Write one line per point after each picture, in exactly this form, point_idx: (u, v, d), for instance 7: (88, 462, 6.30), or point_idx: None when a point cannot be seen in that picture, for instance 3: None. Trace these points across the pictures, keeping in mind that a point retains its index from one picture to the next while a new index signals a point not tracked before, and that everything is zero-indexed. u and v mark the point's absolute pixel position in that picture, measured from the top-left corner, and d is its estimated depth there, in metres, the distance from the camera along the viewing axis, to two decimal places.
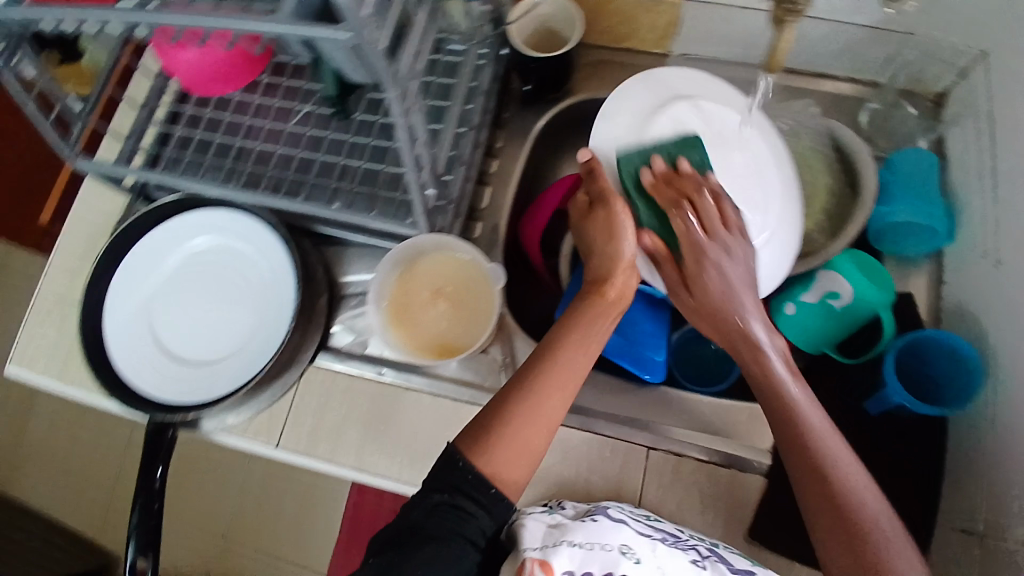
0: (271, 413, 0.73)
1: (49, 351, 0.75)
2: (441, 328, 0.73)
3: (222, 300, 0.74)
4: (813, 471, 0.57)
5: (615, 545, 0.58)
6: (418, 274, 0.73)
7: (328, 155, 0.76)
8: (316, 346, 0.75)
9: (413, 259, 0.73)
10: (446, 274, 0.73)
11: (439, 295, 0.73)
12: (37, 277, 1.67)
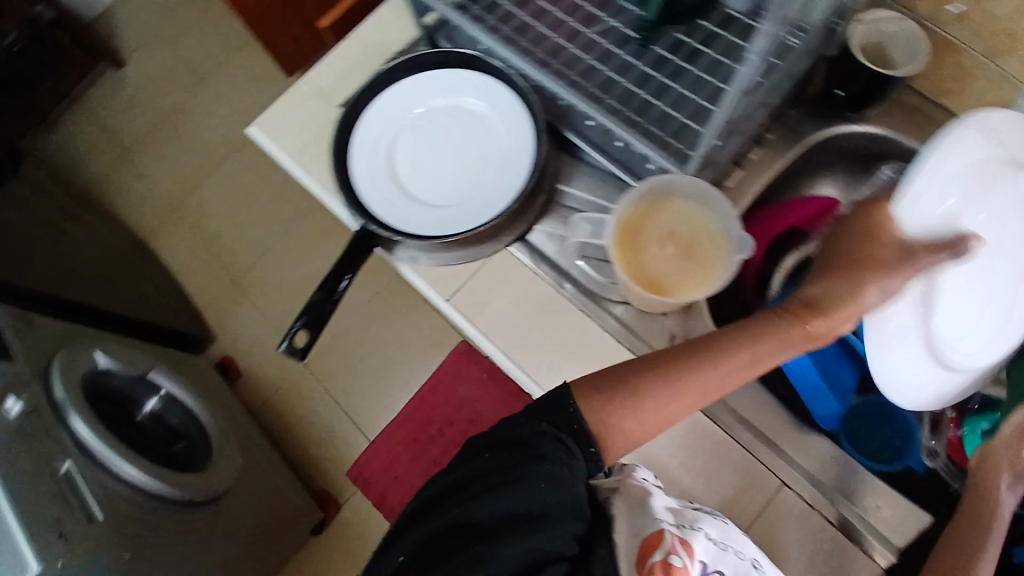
0: (455, 270, 0.77)
1: (292, 129, 0.83)
2: (667, 269, 0.60)
3: (460, 154, 0.77)
4: None
5: (747, 557, 0.59)
6: (670, 208, 0.61)
7: (614, 72, 0.72)
8: (516, 235, 0.76)
9: (675, 189, 0.61)
10: (701, 225, 0.61)
11: (679, 236, 0.61)
12: (256, 70, 1.73)
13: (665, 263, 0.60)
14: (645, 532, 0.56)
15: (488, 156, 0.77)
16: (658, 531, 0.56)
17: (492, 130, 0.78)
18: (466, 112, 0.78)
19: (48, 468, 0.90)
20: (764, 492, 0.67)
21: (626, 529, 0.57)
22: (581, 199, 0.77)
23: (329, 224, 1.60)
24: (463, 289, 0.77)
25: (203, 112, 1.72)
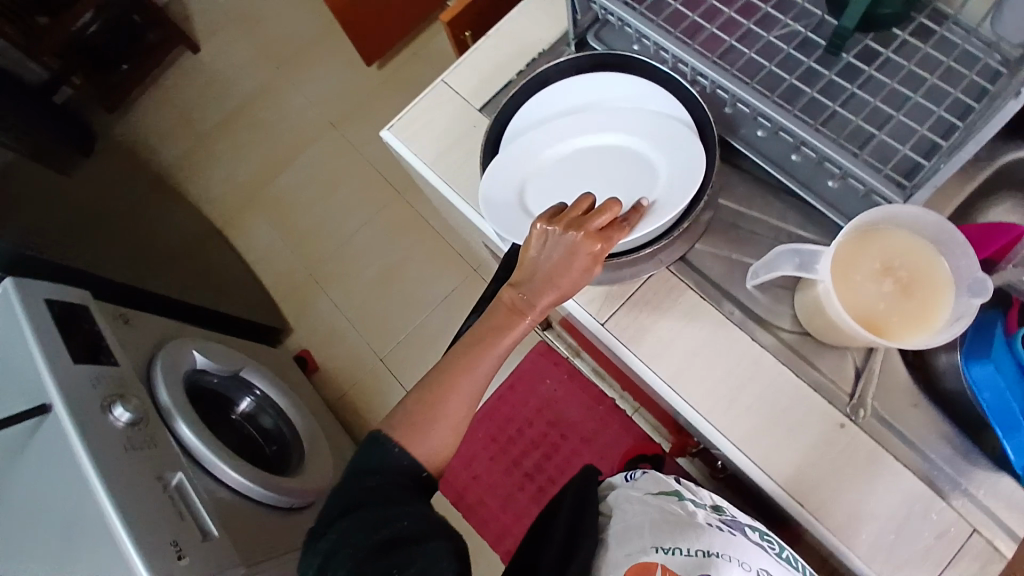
0: (610, 290, 0.72)
1: (429, 136, 0.80)
2: (885, 307, 0.56)
3: (616, 155, 0.70)
4: None
5: (754, 567, 0.50)
6: (895, 243, 0.57)
7: (798, 82, 0.67)
8: (679, 254, 0.71)
9: (898, 224, 0.57)
10: (924, 270, 0.56)
11: (890, 272, 0.57)
12: (338, 62, 1.73)
13: (884, 300, 0.56)
14: (635, 556, 0.52)
15: (642, 174, 0.68)
16: (646, 560, 0.51)
17: (643, 148, 0.69)
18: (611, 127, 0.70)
19: (159, 479, 0.86)
20: (959, 542, 0.61)
21: (619, 549, 0.54)
22: (743, 216, 0.72)
23: (407, 217, 1.57)
24: (620, 313, 0.72)
25: (284, 102, 1.73)
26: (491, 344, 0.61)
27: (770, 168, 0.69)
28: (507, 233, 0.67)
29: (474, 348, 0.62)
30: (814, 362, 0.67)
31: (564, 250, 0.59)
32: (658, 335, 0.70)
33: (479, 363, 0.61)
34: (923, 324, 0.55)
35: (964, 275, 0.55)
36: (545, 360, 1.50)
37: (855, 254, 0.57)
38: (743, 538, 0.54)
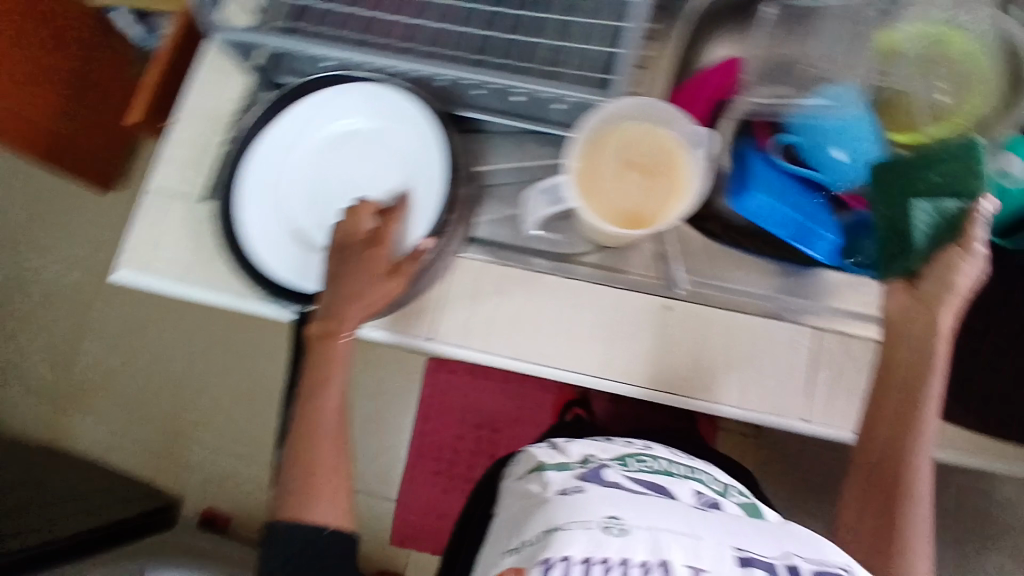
0: (422, 305, 0.70)
1: (164, 251, 0.72)
2: (645, 199, 0.58)
3: (355, 157, 0.68)
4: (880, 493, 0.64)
5: (596, 519, 0.45)
6: (623, 136, 0.59)
7: (481, 30, 0.66)
8: (465, 238, 0.70)
9: (610, 118, 0.58)
10: (647, 141, 0.59)
11: (629, 166, 0.59)
12: (71, 202, 1.53)
13: (637, 192, 0.58)
14: (495, 566, 0.49)
15: (396, 177, 0.68)
16: (501, 569, 0.48)
17: (394, 148, 0.68)
18: (353, 139, 0.68)
19: None
20: (801, 352, 0.69)
21: (495, 545, 0.54)
22: (503, 172, 0.72)
23: (233, 319, 1.45)
24: (444, 320, 0.70)
25: (39, 276, 1.52)
26: (321, 405, 0.64)
27: (503, 120, 0.70)
28: (291, 274, 0.65)
29: (324, 377, 0.64)
30: (621, 264, 0.72)
31: (355, 260, 0.62)
32: (485, 322, 0.70)
33: (327, 387, 0.64)
34: (680, 187, 0.58)
35: (686, 132, 0.59)
36: (441, 372, 1.47)
37: (592, 174, 0.58)
38: (595, 489, 0.50)
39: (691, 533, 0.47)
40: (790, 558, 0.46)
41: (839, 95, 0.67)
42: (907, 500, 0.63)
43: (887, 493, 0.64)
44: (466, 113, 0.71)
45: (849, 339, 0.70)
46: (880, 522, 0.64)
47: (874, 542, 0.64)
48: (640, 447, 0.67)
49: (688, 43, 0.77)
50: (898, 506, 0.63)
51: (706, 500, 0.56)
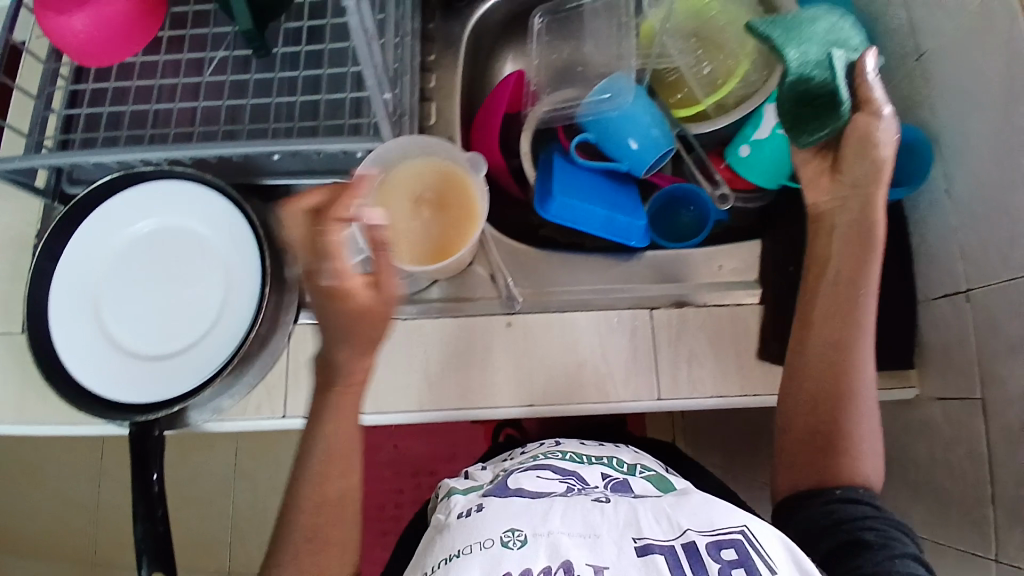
0: (267, 384, 0.69)
1: None
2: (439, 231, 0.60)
3: (162, 256, 0.70)
4: (813, 406, 0.59)
5: (493, 537, 0.46)
6: (403, 176, 0.60)
7: (257, 97, 0.68)
8: (295, 305, 0.71)
9: (383, 166, 0.59)
10: (426, 178, 0.60)
11: (416, 206, 0.60)
12: None
13: (431, 227, 0.60)
14: None
15: (205, 264, 0.70)
16: None
17: (200, 240, 0.70)
18: (157, 238, 0.70)
19: None
20: (649, 328, 0.69)
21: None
22: None
23: None
24: (289, 394, 0.69)
25: None
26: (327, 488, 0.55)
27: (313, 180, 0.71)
28: (113, 392, 0.67)
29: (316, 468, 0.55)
30: (465, 293, 0.72)
31: (340, 313, 0.49)
32: (335, 380, 0.68)
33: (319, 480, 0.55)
34: (467, 212, 0.60)
35: (459, 156, 0.61)
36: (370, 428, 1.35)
37: (384, 222, 0.60)
38: (494, 504, 0.51)
39: (592, 532, 0.47)
40: (687, 534, 0.46)
41: (609, 89, 0.72)
42: (846, 406, 0.59)
43: (821, 405, 0.59)
44: (274, 181, 0.71)
45: (686, 306, 0.69)
46: (819, 439, 0.58)
47: (821, 464, 0.58)
48: (548, 447, 0.69)
49: (476, 64, 0.80)
50: (843, 415, 0.58)
51: (624, 488, 0.57)
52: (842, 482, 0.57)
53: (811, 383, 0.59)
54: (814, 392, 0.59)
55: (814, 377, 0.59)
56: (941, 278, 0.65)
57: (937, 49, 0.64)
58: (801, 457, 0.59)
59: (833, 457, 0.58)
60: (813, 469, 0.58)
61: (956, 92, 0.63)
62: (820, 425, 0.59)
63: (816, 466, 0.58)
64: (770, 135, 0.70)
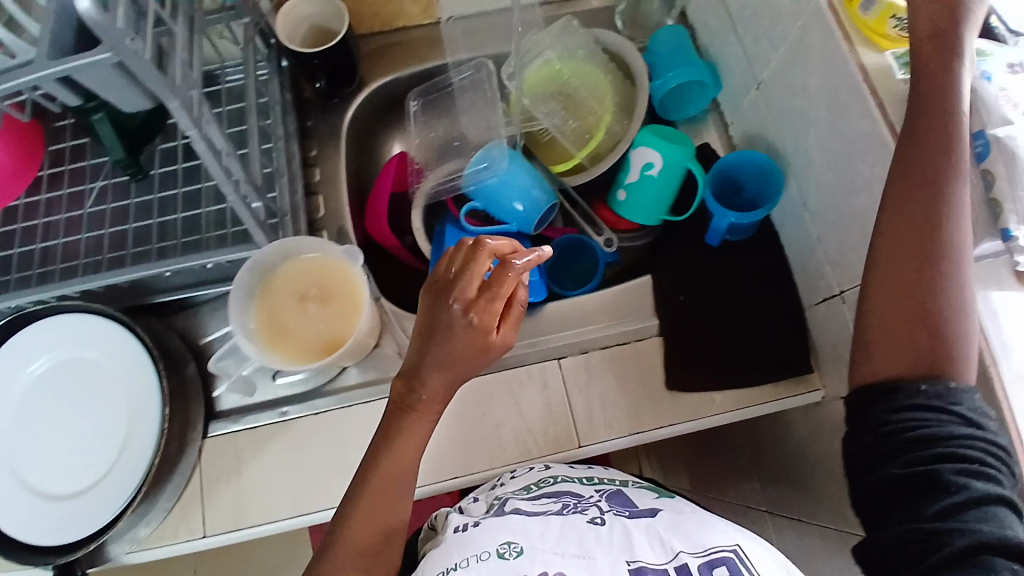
0: (184, 502, 0.69)
1: None
2: (327, 323, 0.62)
3: (70, 391, 0.70)
4: (894, 279, 0.48)
5: (491, 550, 0.50)
6: (284, 280, 0.62)
7: (140, 221, 0.71)
8: (204, 418, 0.71)
9: (258, 275, 0.61)
10: (304, 277, 0.63)
11: (303, 304, 0.62)
12: None
13: (321, 321, 0.62)
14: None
15: (114, 393, 0.70)
16: None
17: (102, 368, 0.70)
18: (62, 373, 0.70)
19: None
20: (559, 378, 0.70)
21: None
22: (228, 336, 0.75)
23: None
24: (208, 511, 0.68)
25: None
26: (353, 529, 0.56)
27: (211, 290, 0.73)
28: (28, 537, 0.65)
29: (367, 499, 0.56)
30: (382, 374, 0.73)
31: (459, 343, 0.54)
32: (260, 482, 0.69)
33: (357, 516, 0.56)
34: (351, 296, 0.62)
35: (331, 247, 0.63)
36: None
37: (274, 327, 0.61)
38: (489, 520, 0.55)
39: (584, 548, 0.50)
40: (680, 557, 0.48)
41: (486, 158, 0.75)
42: (933, 296, 0.47)
43: (908, 285, 0.48)
44: (169, 296, 0.73)
45: (591, 350, 0.71)
46: (903, 330, 0.47)
47: (911, 352, 0.47)
48: (539, 469, 0.65)
49: (360, 151, 0.84)
50: (925, 296, 0.47)
51: (623, 500, 0.59)
52: (930, 371, 0.46)
53: (883, 272, 0.49)
54: (887, 284, 0.49)
55: (898, 241, 0.48)
56: (818, 285, 0.67)
57: (772, 76, 0.69)
58: (894, 350, 0.48)
59: (927, 336, 0.46)
60: (884, 367, 0.48)
61: (793, 113, 0.66)
62: (893, 306, 0.48)
63: (889, 366, 0.48)
64: (641, 177, 0.74)
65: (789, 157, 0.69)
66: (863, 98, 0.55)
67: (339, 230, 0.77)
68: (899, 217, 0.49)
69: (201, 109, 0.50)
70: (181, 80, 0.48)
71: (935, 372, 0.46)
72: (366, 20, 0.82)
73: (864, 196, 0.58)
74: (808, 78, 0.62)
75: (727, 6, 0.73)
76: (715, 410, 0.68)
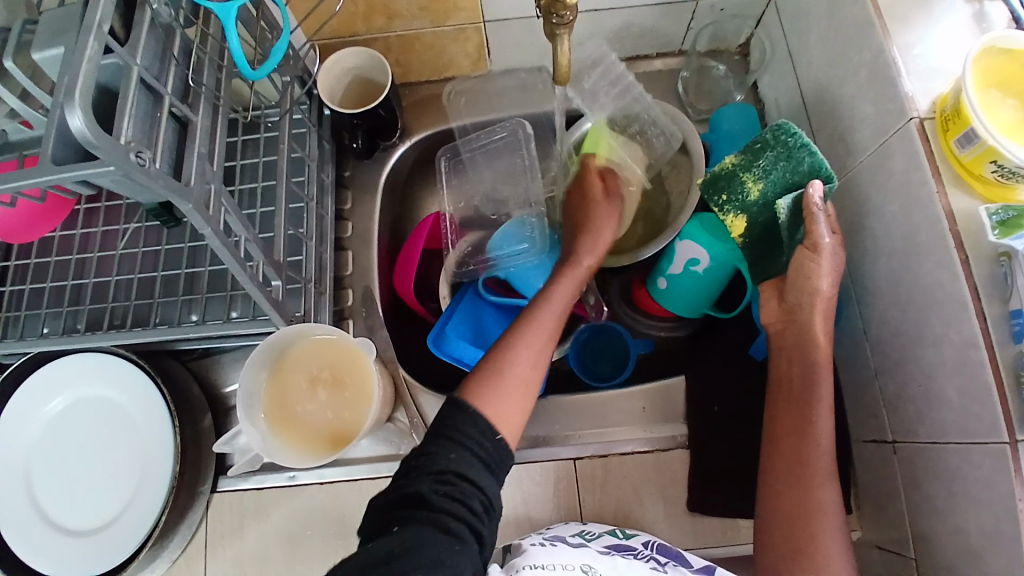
0: (186, 556, 0.68)
1: None
2: (336, 412, 0.61)
3: (92, 426, 0.70)
4: (791, 464, 0.53)
5: (577, 564, 0.51)
6: (292, 361, 0.61)
7: (169, 270, 0.70)
8: (214, 472, 0.70)
9: (259, 368, 0.60)
10: (313, 361, 0.62)
11: (315, 385, 0.61)
12: None
13: (328, 409, 0.61)
14: None
15: (130, 435, 0.70)
16: None
17: (125, 408, 0.70)
18: (90, 406, 0.71)
19: None
20: (572, 480, 0.67)
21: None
22: None
23: None
24: (208, 567, 0.67)
25: None
26: (498, 382, 0.54)
27: (230, 343, 0.71)
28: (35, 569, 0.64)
29: (530, 343, 0.58)
30: (393, 449, 0.70)
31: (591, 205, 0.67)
32: (261, 547, 0.67)
33: (515, 361, 0.56)
34: (365, 380, 0.61)
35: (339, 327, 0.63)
36: None
37: (281, 414, 0.60)
38: (562, 546, 0.55)
39: None
40: None
41: (524, 237, 0.71)
42: (817, 472, 0.52)
43: (795, 471, 0.53)
44: (192, 345, 0.71)
45: (612, 455, 0.67)
46: (797, 522, 0.51)
47: (792, 531, 0.51)
48: (574, 526, 0.63)
49: (395, 204, 0.81)
50: (808, 479, 0.52)
51: (677, 555, 0.56)
52: (800, 542, 0.51)
53: (783, 456, 0.54)
54: (779, 469, 0.54)
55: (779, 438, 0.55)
56: (869, 422, 0.62)
57: (844, 185, 0.62)
58: (778, 528, 0.52)
59: (805, 525, 0.51)
60: (774, 531, 0.52)
61: (863, 234, 0.60)
62: (771, 493, 0.53)
63: (779, 530, 0.52)
64: (683, 270, 0.67)
65: (855, 278, 0.62)
66: (938, 243, 0.50)
67: (365, 290, 0.74)
68: (775, 412, 0.56)
69: (218, 202, 0.49)
70: (197, 180, 0.46)
71: (800, 548, 0.50)
72: (412, 71, 0.78)
73: (931, 352, 0.52)
74: (883, 203, 0.56)
75: (804, 96, 0.68)
76: (739, 539, 0.63)
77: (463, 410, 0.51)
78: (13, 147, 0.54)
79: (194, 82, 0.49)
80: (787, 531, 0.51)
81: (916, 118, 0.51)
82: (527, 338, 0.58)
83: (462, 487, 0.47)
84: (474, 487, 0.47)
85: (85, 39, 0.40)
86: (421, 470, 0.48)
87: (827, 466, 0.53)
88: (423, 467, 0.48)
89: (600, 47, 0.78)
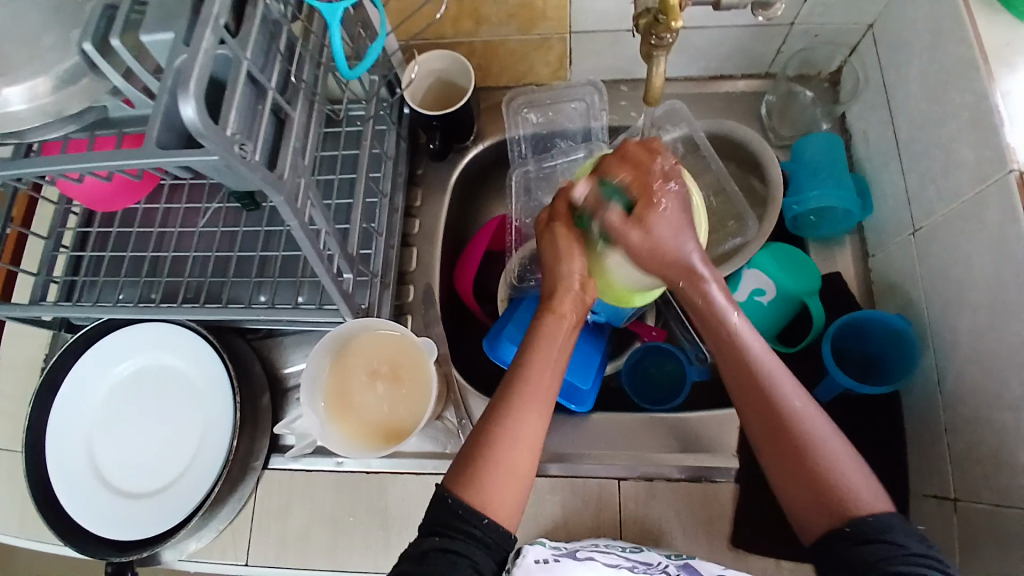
0: (232, 529, 0.70)
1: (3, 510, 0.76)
2: (393, 406, 0.62)
3: (155, 394, 0.73)
4: (774, 430, 0.50)
5: None
6: (355, 355, 0.63)
7: (243, 251, 0.73)
8: (267, 449, 0.72)
9: (320, 373, 0.62)
10: (373, 355, 0.63)
11: (375, 378, 0.62)
12: None
13: (385, 403, 0.62)
14: None
15: (190, 407, 0.72)
16: None
17: (188, 379, 0.73)
18: (156, 374, 0.74)
19: None
20: (614, 500, 0.66)
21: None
22: None
23: None
24: (253, 541, 0.70)
25: None
26: (485, 467, 0.51)
27: (294, 327, 0.72)
28: (92, 526, 0.67)
29: (510, 418, 0.53)
30: (440, 448, 0.71)
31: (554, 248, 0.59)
32: (304, 528, 0.69)
33: (503, 440, 0.52)
34: (425, 376, 0.62)
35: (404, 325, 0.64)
36: None
37: (340, 404, 0.62)
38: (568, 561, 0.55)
39: None
40: None
41: None
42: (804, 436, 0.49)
43: (783, 442, 0.49)
44: (258, 325, 0.73)
45: (657, 479, 0.66)
46: (809, 479, 0.48)
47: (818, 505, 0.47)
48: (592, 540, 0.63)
49: (462, 204, 0.82)
50: (800, 441, 0.49)
51: (690, 571, 0.57)
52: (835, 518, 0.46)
53: (761, 424, 0.51)
54: (767, 436, 0.50)
55: (749, 392, 0.52)
56: (932, 477, 0.60)
57: (932, 228, 0.60)
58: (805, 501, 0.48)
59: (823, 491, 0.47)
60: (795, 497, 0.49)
61: (948, 284, 0.57)
62: (781, 458, 0.49)
63: (803, 498, 0.48)
64: (747, 300, 0.67)
65: (933, 328, 0.60)
66: None
67: (426, 288, 0.75)
68: (740, 392, 0.53)
69: (305, 195, 0.51)
70: (288, 173, 0.48)
71: None
72: (492, 75, 0.78)
73: (1008, 414, 0.50)
74: (972, 255, 0.54)
75: (896, 133, 0.65)
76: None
77: (441, 504, 0.50)
78: (113, 124, 0.55)
79: (293, 76, 0.50)
80: (812, 507, 0.47)
81: (1015, 171, 0.49)
82: (515, 417, 0.53)
83: (447, 556, 0.47)
84: (459, 556, 0.47)
85: (202, 31, 0.41)
86: (410, 551, 0.48)
87: (818, 425, 0.50)
88: (411, 548, 0.48)
89: (685, 64, 0.77)
